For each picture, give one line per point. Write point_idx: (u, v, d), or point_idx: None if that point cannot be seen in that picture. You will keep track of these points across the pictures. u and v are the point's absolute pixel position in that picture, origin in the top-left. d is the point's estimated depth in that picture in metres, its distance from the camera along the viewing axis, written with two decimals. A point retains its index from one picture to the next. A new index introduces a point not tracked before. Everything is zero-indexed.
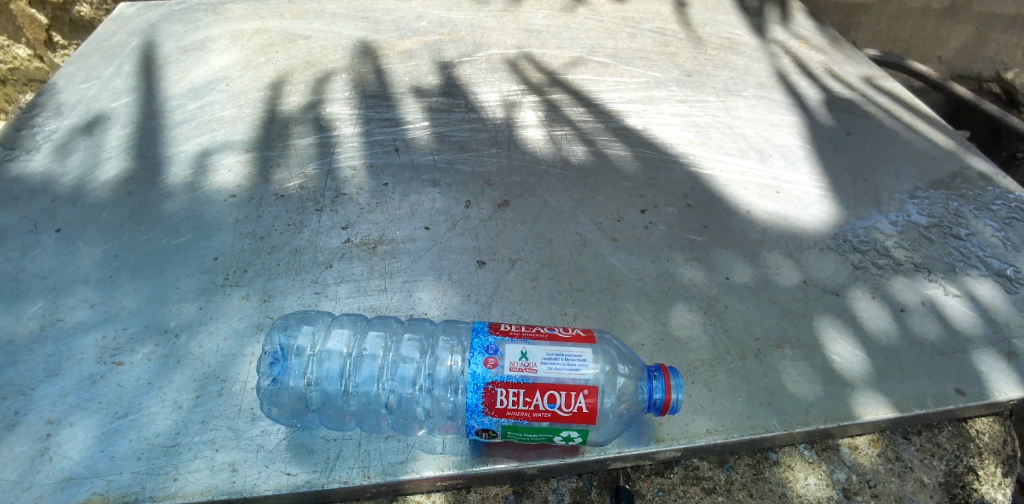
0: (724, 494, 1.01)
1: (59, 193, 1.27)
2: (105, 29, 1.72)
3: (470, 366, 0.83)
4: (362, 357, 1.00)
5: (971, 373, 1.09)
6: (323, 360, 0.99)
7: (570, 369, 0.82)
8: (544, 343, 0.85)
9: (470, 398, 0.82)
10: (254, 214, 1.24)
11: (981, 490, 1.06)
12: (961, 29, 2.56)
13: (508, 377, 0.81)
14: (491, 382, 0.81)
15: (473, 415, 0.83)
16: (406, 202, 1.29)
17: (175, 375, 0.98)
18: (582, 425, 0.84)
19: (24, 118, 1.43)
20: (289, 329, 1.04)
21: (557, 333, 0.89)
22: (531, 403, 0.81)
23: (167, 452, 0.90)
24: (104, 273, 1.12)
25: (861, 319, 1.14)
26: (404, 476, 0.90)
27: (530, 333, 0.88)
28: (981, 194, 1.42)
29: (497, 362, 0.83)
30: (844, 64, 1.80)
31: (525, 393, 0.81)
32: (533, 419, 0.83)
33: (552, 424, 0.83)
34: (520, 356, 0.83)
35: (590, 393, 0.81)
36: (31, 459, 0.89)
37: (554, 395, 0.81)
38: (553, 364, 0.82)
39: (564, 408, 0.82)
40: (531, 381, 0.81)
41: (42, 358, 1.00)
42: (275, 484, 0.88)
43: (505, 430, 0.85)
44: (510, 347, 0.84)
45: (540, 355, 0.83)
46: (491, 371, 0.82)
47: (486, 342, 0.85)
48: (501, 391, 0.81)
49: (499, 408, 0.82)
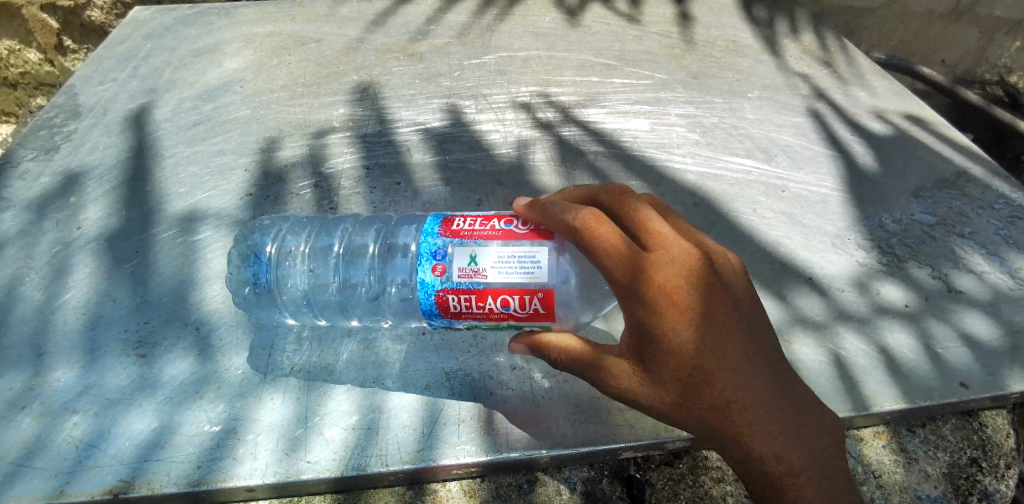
0: (732, 483, 1.03)
1: (78, 191, 1.31)
2: (119, 33, 1.74)
3: (420, 274, 0.88)
4: (320, 253, 1.16)
5: (975, 367, 1.12)
6: (289, 257, 1.15)
7: (522, 272, 0.85)
8: (497, 244, 0.88)
9: (426, 304, 0.89)
10: (270, 212, 1.27)
11: (983, 482, 1.08)
12: (966, 31, 2.59)
13: (458, 284, 0.87)
14: (440, 289, 0.87)
15: (431, 317, 0.91)
16: (418, 202, 1.32)
17: (196, 368, 1.03)
18: (541, 322, 0.89)
19: (43, 120, 1.47)
20: (257, 231, 1.21)
21: (513, 229, 0.90)
22: (484, 306, 0.87)
23: (189, 441, 0.95)
24: (124, 270, 1.17)
25: (878, 333, 1.15)
26: (422, 464, 0.94)
27: (482, 232, 0.90)
28: (984, 193, 1.44)
29: (445, 270, 0.87)
30: (848, 67, 1.83)
31: (477, 297, 0.87)
32: (489, 319, 0.89)
33: (510, 323, 0.89)
34: (469, 262, 0.87)
35: (545, 297, 0.85)
36: (58, 447, 0.94)
37: (509, 300, 0.86)
38: (502, 268, 0.86)
39: (520, 310, 0.87)
40: (481, 286, 0.86)
41: (67, 351, 1.05)
42: (295, 472, 0.92)
43: (467, 325, 0.92)
44: (459, 251, 0.88)
45: (489, 260, 0.86)
46: (439, 276, 0.87)
47: (434, 248, 0.88)
48: (452, 296, 0.87)
49: (453, 312, 0.89)
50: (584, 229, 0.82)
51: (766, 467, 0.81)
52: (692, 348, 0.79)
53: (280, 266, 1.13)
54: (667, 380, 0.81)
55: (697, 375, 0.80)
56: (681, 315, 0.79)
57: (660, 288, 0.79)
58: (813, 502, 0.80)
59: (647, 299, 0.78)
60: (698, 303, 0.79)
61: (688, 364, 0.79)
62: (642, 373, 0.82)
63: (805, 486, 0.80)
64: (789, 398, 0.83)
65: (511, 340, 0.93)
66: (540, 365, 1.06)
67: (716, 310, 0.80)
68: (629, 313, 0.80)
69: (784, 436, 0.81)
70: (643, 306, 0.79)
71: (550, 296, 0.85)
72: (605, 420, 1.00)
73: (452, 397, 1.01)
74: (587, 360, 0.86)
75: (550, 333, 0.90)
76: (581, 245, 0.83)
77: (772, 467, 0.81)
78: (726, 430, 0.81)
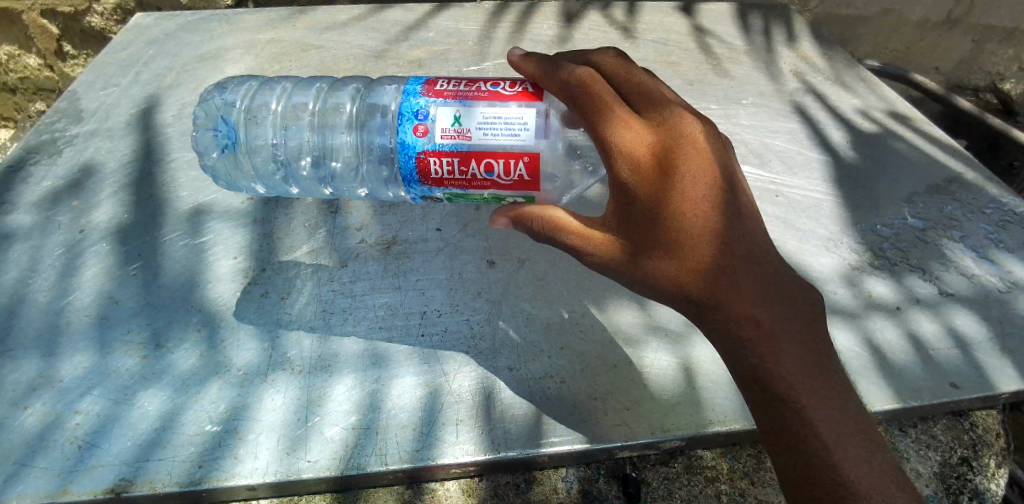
0: (726, 482, 1.06)
1: (82, 195, 1.32)
2: (121, 40, 1.76)
3: (403, 135, 0.97)
4: (290, 117, 1.24)
5: (965, 368, 1.15)
6: (260, 116, 1.23)
7: (508, 136, 0.94)
8: (480, 106, 0.96)
9: (408, 165, 0.98)
10: (270, 215, 1.28)
11: (975, 481, 1.11)
12: (959, 40, 2.62)
13: (441, 147, 0.96)
14: (423, 151, 0.96)
15: (412, 183, 1.01)
16: (417, 205, 1.32)
17: (197, 368, 1.05)
18: (522, 190, 0.98)
19: (46, 124, 1.49)
20: (227, 96, 1.27)
21: (498, 91, 0.97)
22: (468, 173, 0.97)
23: (191, 440, 0.97)
24: (126, 272, 1.18)
25: (865, 324, 1.19)
26: (421, 463, 0.95)
27: (466, 93, 0.98)
28: (975, 198, 1.47)
29: (427, 131, 0.96)
30: (841, 75, 1.86)
31: (460, 162, 0.96)
32: (472, 185, 0.99)
33: (491, 189, 0.99)
34: (452, 125, 0.95)
35: (529, 161, 0.94)
36: (61, 446, 0.96)
37: (491, 164, 0.96)
38: (484, 132, 0.94)
39: (504, 176, 0.96)
40: (464, 149, 0.95)
41: (70, 352, 1.07)
42: (296, 471, 0.94)
43: (448, 193, 1.02)
44: (443, 113, 0.96)
45: (472, 124, 0.95)
46: (423, 138, 0.96)
47: (418, 109, 0.97)
48: (434, 160, 0.97)
49: (436, 178, 0.99)
50: (581, 85, 0.89)
51: (743, 335, 0.86)
52: (675, 208, 0.83)
53: (247, 128, 1.21)
54: (647, 240, 0.85)
55: (679, 234, 0.84)
56: (667, 174, 0.83)
57: (647, 147, 0.84)
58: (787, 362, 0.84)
59: (633, 155, 0.83)
60: (685, 165, 0.83)
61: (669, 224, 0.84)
62: (624, 234, 0.88)
63: (784, 356, 0.84)
64: (771, 275, 0.87)
65: (494, 214, 0.98)
66: (538, 366, 1.07)
67: (702, 176, 0.84)
68: (613, 169, 0.84)
69: (765, 305, 0.85)
70: (629, 163, 0.83)
71: (533, 161, 0.93)
72: (603, 419, 1.01)
73: (450, 398, 1.03)
74: (571, 227, 0.91)
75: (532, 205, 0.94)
76: (575, 101, 0.90)
77: (749, 333, 0.85)
78: (705, 293, 0.86)
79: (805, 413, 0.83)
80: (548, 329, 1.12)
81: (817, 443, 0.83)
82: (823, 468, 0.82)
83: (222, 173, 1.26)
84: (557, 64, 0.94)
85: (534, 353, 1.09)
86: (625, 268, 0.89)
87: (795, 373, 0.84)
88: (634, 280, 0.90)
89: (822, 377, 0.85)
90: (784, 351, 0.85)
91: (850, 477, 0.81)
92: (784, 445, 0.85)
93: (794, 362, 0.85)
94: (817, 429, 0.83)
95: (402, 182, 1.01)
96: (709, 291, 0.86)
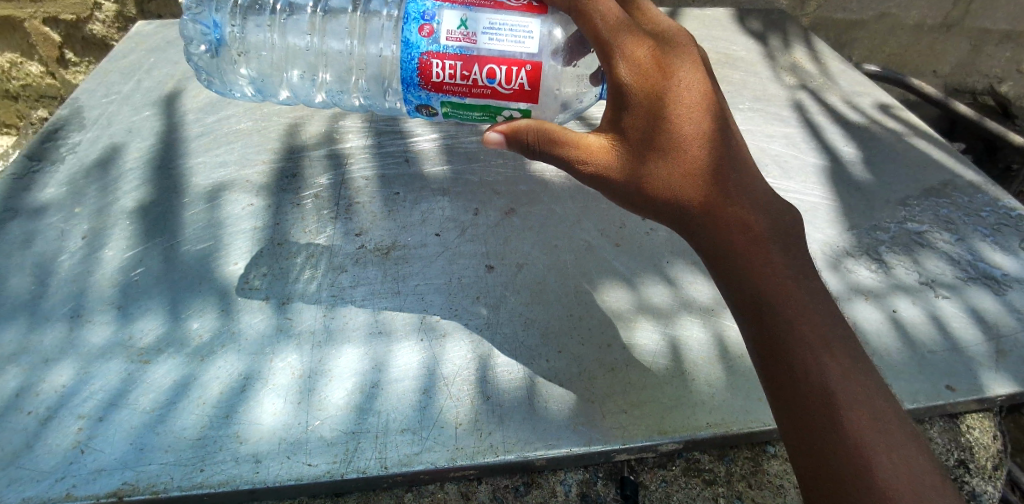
0: (724, 485, 1.07)
1: (83, 201, 1.33)
2: (123, 48, 1.78)
3: (408, 34, 1.01)
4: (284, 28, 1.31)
5: (961, 370, 1.16)
6: (256, 15, 1.31)
7: (513, 40, 0.99)
8: (486, 13, 1.01)
9: (410, 69, 1.02)
10: (271, 221, 1.30)
11: (972, 483, 1.14)
12: (956, 43, 2.64)
13: (445, 50, 1.00)
14: (427, 54, 1.01)
15: (411, 88, 1.04)
16: (417, 211, 1.34)
17: (199, 372, 1.06)
18: (521, 101, 1.02)
19: (48, 131, 1.50)
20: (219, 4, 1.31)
21: (504, 3, 1.03)
22: (470, 78, 1.01)
23: (193, 445, 0.97)
24: (128, 277, 1.19)
25: (857, 318, 1.21)
26: (420, 467, 0.96)
27: (475, 2, 1.03)
28: (970, 201, 1.48)
29: (433, 32, 1.01)
30: (837, 80, 1.87)
31: (463, 66, 1.00)
32: (471, 94, 1.02)
33: (490, 99, 1.03)
34: (458, 28, 1.00)
35: (531, 71, 0.99)
36: (62, 451, 0.96)
37: (493, 71, 0.99)
38: (490, 36, 0.99)
39: (504, 85, 1.00)
40: (467, 53, 1.00)
41: (71, 357, 1.07)
42: (297, 474, 0.95)
43: (445, 104, 1.06)
44: (449, 16, 1.00)
45: (479, 28, 1.00)
46: (427, 39, 1.00)
47: (426, 9, 1.01)
48: (437, 62, 1.01)
49: (436, 82, 1.02)
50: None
51: (731, 236, 0.92)
52: (671, 109, 0.91)
53: (240, 37, 1.30)
54: (644, 144, 0.92)
55: (674, 135, 0.91)
56: (664, 76, 0.91)
57: (647, 53, 0.91)
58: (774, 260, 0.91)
59: (635, 58, 0.90)
60: (679, 71, 0.92)
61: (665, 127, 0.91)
62: (621, 142, 0.93)
63: (770, 256, 0.91)
64: (752, 184, 0.95)
65: (486, 131, 0.98)
66: (537, 369, 1.08)
67: (693, 89, 0.93)
68: (615, 72, 0.91)
69: (751, 209, 0.93)
70: (631, 65, 0.90)
71: (534, 70, 0.98)
72: (601, 421, 1.02)
73: (448, 401, 1.03)
74: (567, 138, 0.95)
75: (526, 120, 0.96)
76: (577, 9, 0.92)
77: (736, 233, 0.92)
78: (696, 200, 0.93)
79: (787, 311, 0.88)
80: (546, 334, 1.13)
81: (801, 342, 0.86)
82: (819, 402, 0.83)
83: (209, 68, 1.35)
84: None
85: (531, 357, 1.10)
86: (620, 176, 0.94)
87: (783, 279, 0.90)
88: (628, 189, 0.95)
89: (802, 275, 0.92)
90: (770, 252, 0.91)
91: (848, 414, 0.82)
92: (778, 373, 0.88)
93: (780, 265, 0.91)
94: (811, 360, 0.85)
95: (401, 86, 1.05)
96: (700, 195, 0.93)
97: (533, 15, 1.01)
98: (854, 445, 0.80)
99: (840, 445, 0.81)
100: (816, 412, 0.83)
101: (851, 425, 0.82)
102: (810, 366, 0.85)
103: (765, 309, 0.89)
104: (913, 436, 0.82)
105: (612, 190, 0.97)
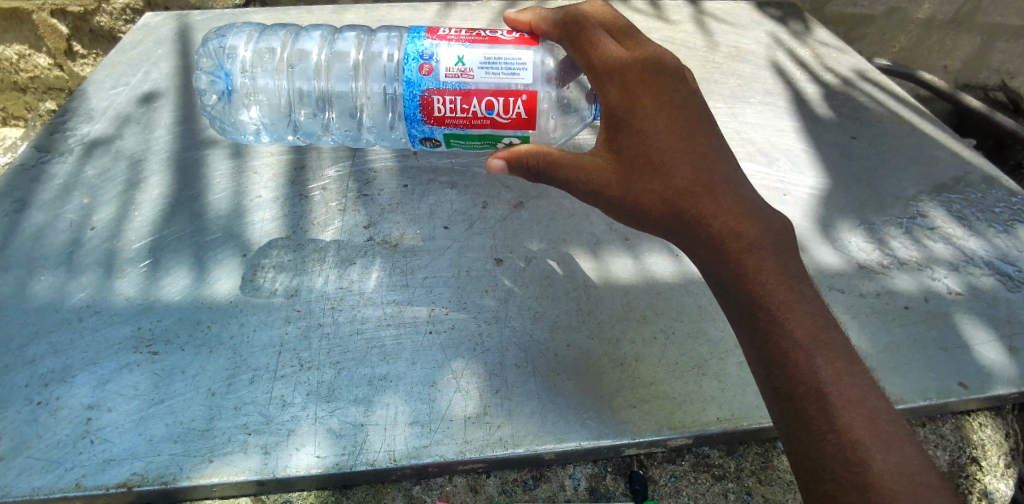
0: (733, 481, 1.06)
1: (93, 192, 1.33)
2: (130, 39, 1.77)
3: (408, 74, 1.01)
4: (291, 72, 1.31)
5: (974, 368, 1.15)
6: (263, 64, 1.31)
7: (508, 73, 1.01)
8: (481, 49, 1.02)
9: (412, 107, 1.02)
10: (280, 213, 1.30)
11: (983, 481, 1.13)
12: (968, 38, 2.60)
13: (445, 85, 1.00)
14: (427, 90, 1.01)
15: (414, 125, 1.05)
16: (425, 203, 1.33)
17: (208, 364, 1.06)
18: (519, 130, 1.02)
19: (56, 122, 1.50)
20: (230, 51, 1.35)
21: (498, 38, 1.05)
22: (469, 111, 1.01)
23: (202, 435, 0.98)
24: (138, 269, 1.19)
25: (869, 315, 1.20)
26: (429, 459, 0.96)
27: (469, 38, 1.03)
28: (983, 197, 1.45)
29: (432, 70, 1.01)
30: (849, 73, 1.84)
31: (462, 100, 1.01)
32: (472, 126, 1.03)
33: (489, 129, 1.03)
34: (456, 65, 1.00)
35: (527, 100, 1.00)
36: (73, 441, 0.97)
37: (491, 102, 1.00)
38: (486, 71, 1.01)
39: (502, 115, 1.01)
40: (466, 87, 1.00)
41: (81, 347, 1.07)
42: (306, 466, 0.95)
43: (446, 137, 1.07)
44: (446, 54, 1.01)
45: (476, 64, 1.01)
46: (428, 77, 1.01)
47: (423, 49, 1.02)
48: (438, 98, 1.01)
49: (437, 116, 1.03)
50: (574, 22, 0.99)
51: (725, 246, 0.90)
52: (660, 126, 0.92)
53: (251, 81, 1.31)
54: (635, 159, 0.93)
55: (661, 153, 0.92)
56: (653, 95, 0.93)
57: (635, 73, 0.94)
58: (772, 269, 0.88)
59: (622, 79, 0.93)
60: (667, 89, 0.93)
61: (654, 143, 0.92)
62: (613, 157, 0.95)
63: (765, 261, 0.89)
64: (750, 197, 0.93)
65: (489, 158, 1.04)
66: (546, 363, 1.08)
67: (683, 109, 0.94)
68: (603, 95, 0.95)
69: (750, 221, 0.90)
70: (619, 87, 0.93)
71: (530, 99, 0.99)
72: (610, 415, 1.02)
73: (458, 394, 1.03)
74: (564, 158, 0.98)
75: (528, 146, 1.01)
76: (570, 37, 1.00)
77: (730, 243, 0.89)
78: (691, 212, 0.91)
79: (779, 312, 0.87)
80: (555, 328, 1.12)
81: (794, 343, 0.85)
82: (814, 404, 0.82)
83: (223, 116, 1.39)
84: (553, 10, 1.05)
85: (540, 351, 1.09)
86: (612, 191, 0.95)
87: (777, 285, 0.88)
88: (623, 204, 0.96)
89: (803, 282, 0.90)
90: (766, 261, 0.88)
91: (845, 419, 0.80)
92: (773, 378, 0.87)
93: (774, 273, 0.88)
94: (803, 358, 0.84)
95: (404, 122, 1.05)
96: (693, 206, 0.91)
97: (530, 46, 1.07)
98: (848, 440, 0.79)
99: (835, 445, 0.80)
100: (812, 415, 0.82)
101: (847, 428, 0.80)
102: (804, 370, 0.84)
103: (760, 316, 0.87)
104: (910, 436, 0.81)
105: (607, 205, 0.98)
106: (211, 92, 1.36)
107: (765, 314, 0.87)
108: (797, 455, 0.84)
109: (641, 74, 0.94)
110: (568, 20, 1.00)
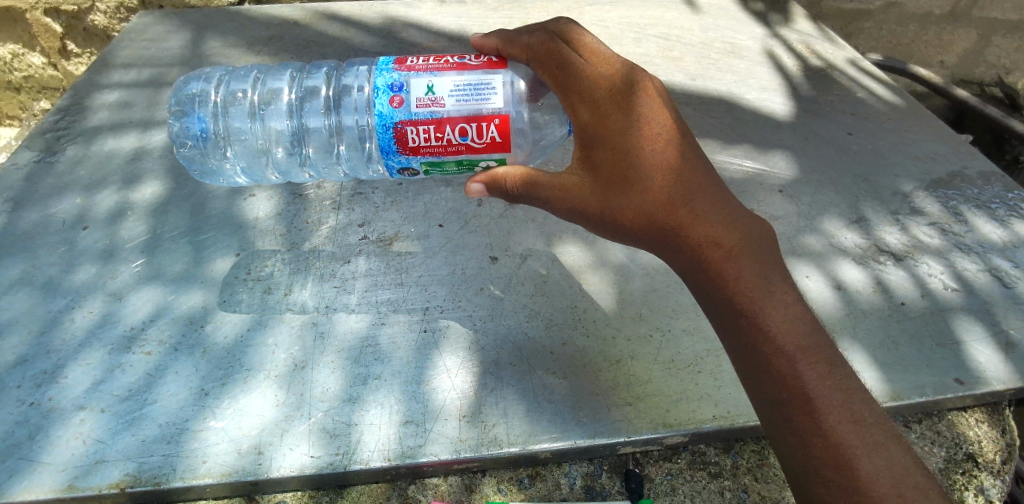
0: (729, 478, 1.06)
1: (85, 191, 1.32)
2: (122, 37, 1.76)
3: (379, 108, 0.99)
4: (262, 114, 1.29)
5: (972, 364, 1.14)
6: (237, 104, 1.30)
7: (478, 99, 0.99)
8: (450, 76, 1.00)
9: (386, 139, 1.00)
10: (273, 212, 1.29)
11: (979, 477, 1.13)
12: (964, 33, 2.59)
13: (417, 116, 0.98)
14: (400, 122, 0.99)
15: (390, 155, 1.02)
16: (419, 202, 1.32)
17: (201, 363, 1.05)
18: (496, 153, 1.01)
19: (49, 122, 1.49)
20: (202, 99, 1.34)
21: (465, 64, 1.03)
22: (443, 138, 0.99)
23: (195, 435, 0.97)
24: (130, 269, 1.18)
25: (865, 310, 1.20)
26: (423, 459, 0.96)
27: (436, 67, 1.02)
28: (980, 193, 1.45)
29: (403, 102, 0.99)
30: (847, 67, 1.83)
31: (435, 129, 0.99)
32: (448, 153, 1.01)
33: (465, 155, 1.02)
34: (427, 95, 0.99)
35: (500, 123, 0.98)
36: (65, 442, 0.96)
37: (465, 129, 0.99)
38: (457, 99, 0.99)
39: (477, 140, 1.00)
40: (438, 116, 0.98)
41: (73, 349, 1.06)
42: (299, 466, 0.94)
43: (423, 166, 1.04)
44: (415, 84, 0.99)
45: (447, 92, 0.99)
46: (399, 109, 0.99)
47: (393, 82, 1.00)
48: (411, 129, 0.99)
49: (412, 146, 1.01)
50: (541, 47, 1.01)
51: (704, 254, 0.90)
52: (633, 140, 0.91)
53: (225, 121, 1.28)
54: (612, 175, 0.92)
55: (638, 165, 0.91)
56: (624, 111, 0.92)
57: (605, 90, 0.94)
58: (750, 276, 0.88)
59: (593, 98, 0.94)
60: (638, 103, 0.93)
61: (631, 158, 0.91)
62: (590, 174, 0.94)
63: (743, 268, 0.88)
64: (726, 203, 0.92)
65: (468, 182, 1.04)
66: (541, 362, 1.07)
67: (653, 118, 0.92)
68: (575, 114, 0.95)
69: (726, 226, 0.90)
70: (589, 106, 0.94)
71: (503, 123, 0.98)
72: (605, 414, 1.01)
73: (451, 393, 1.03)
74: (544, 178, 0.97)
75: (506, 168, 1.00)
76: (539, 61, 1.01)
77: (709, 251, 0.90)
78: (670, 222, 0.91)
79: (760, 320, 0.86)
80: (550, 326, 1.12)
81: (773, 349, 0.85)
82: (801, 410, 0.82)
83: (197, 160, 1.31)
84: (518, 34, 1.07)
85: (535, 350, 1.09)
86: (592, 208, 0.94)
87: (755, 288, 0.88)
88: (602, 220, 0.95)
89: (782, 287, 0.88)
90: (744, 267, 0.88)
91: (830, 423, 0.80)
92: (759, 386, 0.86)
93: (753, 281, 0.88)
94: (787, 364, 0.84)
95: (380, 154, 1.03)
96: (672, 217, 0.91)
97: (498, 70, 1.04)
98: (832, 445, 0.79)
99: (822, 450, 0.80)
100: (798, 422, 0.82)
101: (834, 431, 0.80)
102: (787, 376, 0.83)
103: (741, 322, 0.87)
104: (896, 437, 0.81)
105: (588, 220, 0.97)
106: (186, 138, 1.31)
107: (744, 322, 0.87)
108: (784, 460, 0.85)
109: (608, 90, 0.94)
110: (533, 42, 1.02)
